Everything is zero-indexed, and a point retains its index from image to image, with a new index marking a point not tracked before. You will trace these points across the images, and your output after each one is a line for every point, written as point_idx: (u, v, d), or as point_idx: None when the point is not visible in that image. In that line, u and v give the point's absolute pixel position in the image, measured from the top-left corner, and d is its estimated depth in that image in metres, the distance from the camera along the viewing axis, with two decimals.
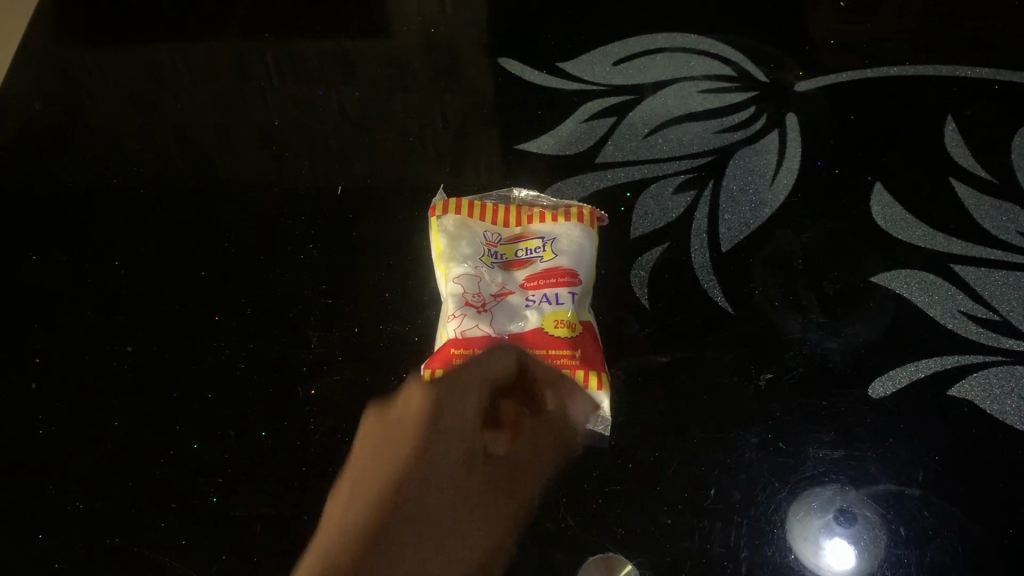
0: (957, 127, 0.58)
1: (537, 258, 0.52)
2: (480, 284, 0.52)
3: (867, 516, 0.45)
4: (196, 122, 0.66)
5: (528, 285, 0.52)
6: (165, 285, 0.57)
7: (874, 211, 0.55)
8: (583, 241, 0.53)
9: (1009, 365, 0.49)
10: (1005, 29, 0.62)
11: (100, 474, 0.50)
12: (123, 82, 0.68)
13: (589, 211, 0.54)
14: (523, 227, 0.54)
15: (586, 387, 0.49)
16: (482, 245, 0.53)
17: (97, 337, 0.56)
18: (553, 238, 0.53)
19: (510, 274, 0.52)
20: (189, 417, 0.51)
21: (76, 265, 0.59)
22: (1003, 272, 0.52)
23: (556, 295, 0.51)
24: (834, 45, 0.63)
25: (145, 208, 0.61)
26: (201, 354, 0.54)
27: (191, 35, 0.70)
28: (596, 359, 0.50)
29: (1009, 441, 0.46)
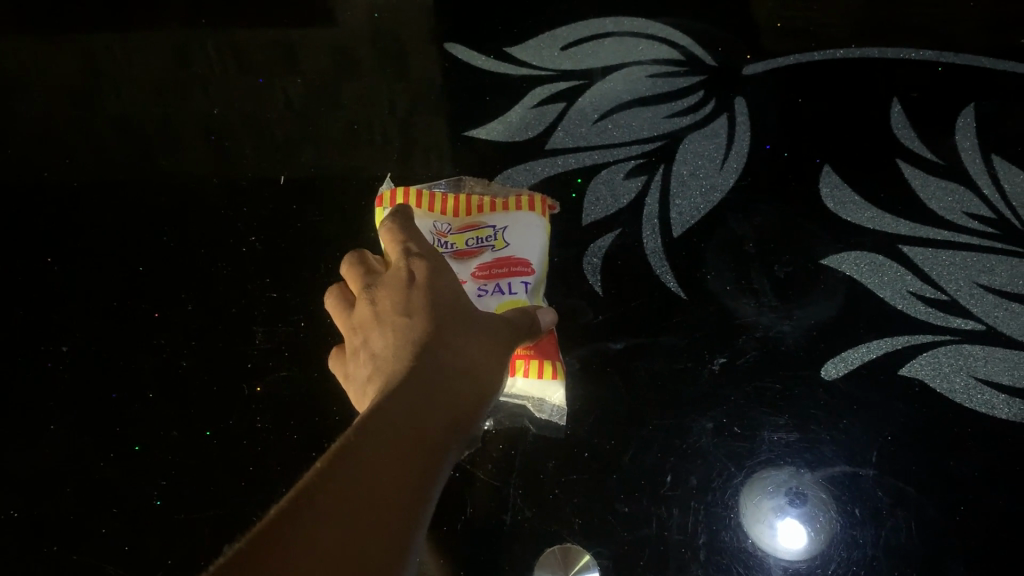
0: (902, 109, 0.58)
1: (490, 246, 0.51)
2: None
3: (822, 498, 0.45)
4: (130, 111, 0.64)
5: (480, 274, 0.50)
6: (102, 281, 0.55)
7: (823, 193, 0.55)
8: (535, 230, 0.52)
9: (957, 344, 0.49)
10: (948, 11, 0.62)
11: (38, 480, 0.48)
12: (52, 71, 0.66)
13: (540, 199, 0.53)
14: (469, 211, 0.53)
15: (540, 377, 0.47)
16: (431, 235, 0.52)
17: (32, 337, 0.54)
18: (504, 227, 0.52)
19: (459, 264, 0.51)
20: (130, 417, 0.50)
21: (6, 263, 0.57)
22: (950, 253, 0.52)
23: (508, 285, 0.50)
24: (780, 28, 0.63)
25: (81, 202, 0.59)
26: (141, 351, 0.52)
27: (122, 21, 0.68)
28: (551, 350, 0.48)
29: (958, 419, 0.47)
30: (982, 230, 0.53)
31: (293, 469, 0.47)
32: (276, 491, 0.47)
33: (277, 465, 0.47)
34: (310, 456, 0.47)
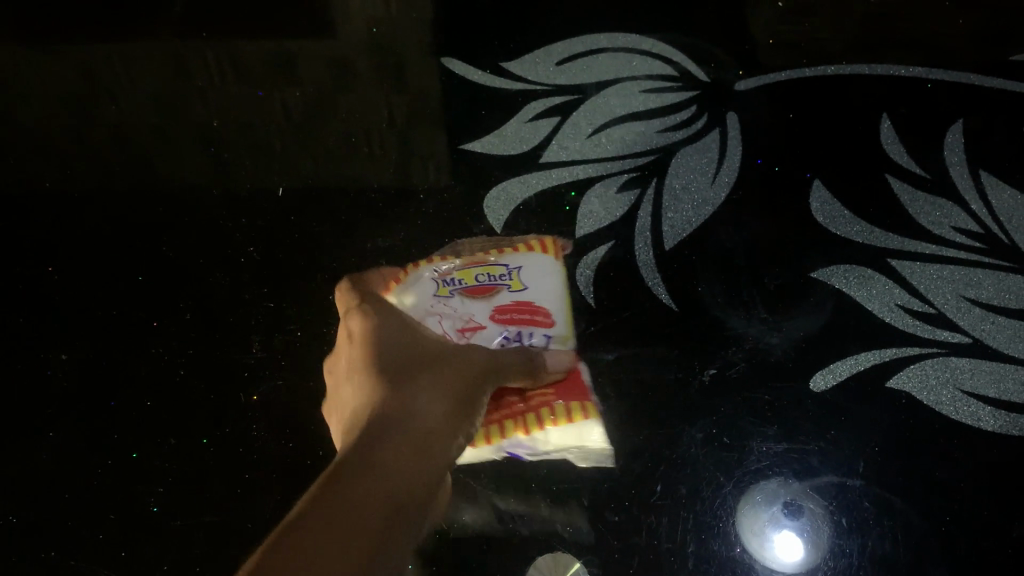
0: (892, 125, 0.59)
1: (505, 286, 0.51)
2: (440, 321, 0.50)
3: (809, 507, 0.45)
4: (129, 121, 0.65)
5: (498, 319, 0.50)
6: (101, 290, 0.56)
7: (813, 207, 0.56)
8: (550, 271, 0.51)
9: (944, 357, 0.50)
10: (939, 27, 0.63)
11: (35, 485, 0.49)
12: (52, 82, 0.67)
13: (552, 241, 0.53)
14: (483, 255, 0.52)
15: (571, 420, 0.46)
16: (438, 277, 0.51)
17: (31, 345, 0.54)
18: (518, 266, 0.51)
19: (475, 303, 0.50)
20: (128, 424, 0.51)
21: (7, 271, 0.58)
22: (938, 266, 0.53)
23: (529, 335, 0.49)
24: (773, 44, 0.64)
25: (80, 211, 0.60)
26: (139, 359, 0.53)
27: (123, 32, 0.69)
28: (577, 392, 0.47)
29: (945, 430, 0.47)
30: (969, 245, 0.54)
31: (288, 477, 0.48)
32: (270, 498, 0.47)
33: (272, 473, 0.48)
34: (305, 464, 0.48)
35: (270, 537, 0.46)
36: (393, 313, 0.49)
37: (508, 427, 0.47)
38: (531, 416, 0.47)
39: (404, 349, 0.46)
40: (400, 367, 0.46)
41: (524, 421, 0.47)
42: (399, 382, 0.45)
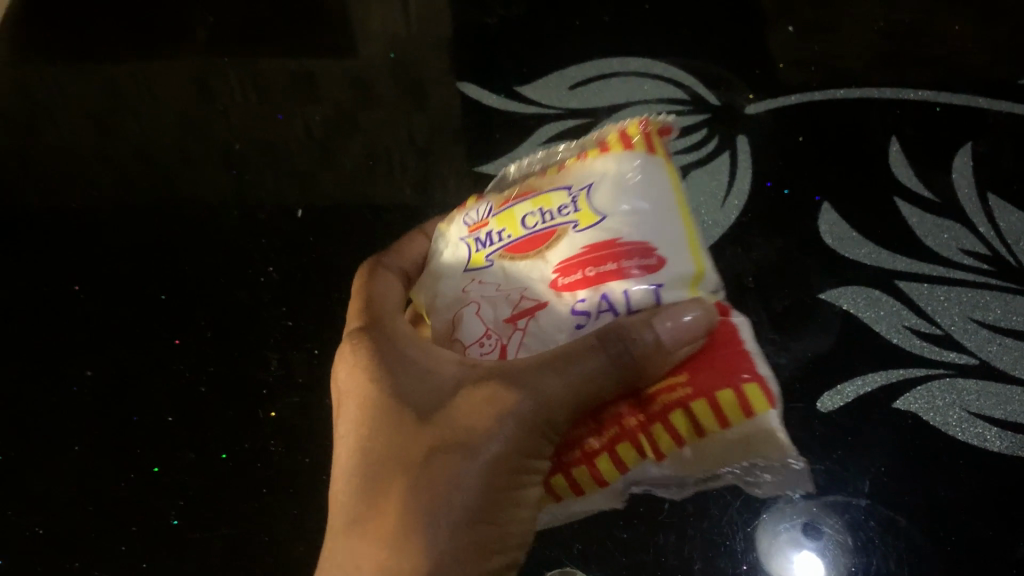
0: (901, 148, 0.59)
1: (569, 224, 0.43)
2: (479, 304, 0.43)
3: (824, 528, 0.46)
4: (153, 142, 0.66)
5: (567, 279, 0.42)
6: (125, 307, 0.58)
7: (821, 230, 0.56)
8: (628, 187, 0.43)
9: (951, 378, 0.50)
10: (949, 52, 0.64)
11: (60, 497, 0.50)
12: (79, 104, 0.69)
13: (632, 135, 0.45)
14: (537, 189, 0.46)
15: (717, 416, 0.39)
16: (484, 236, 0.45)
17: (57, 360, 0.56)
18: (586, 191, 0.44)
19: (535, 264, 0.43)
20: (149, 439, 0.52)
21: (34, 288, 0.59)
22: (945, 289, 0.54)
23: (615, 289, 0.41)
24: (784, 69, 0.65)
25: (105, 230, 0.62)
26: (160, 375, 0.54)
27: (150, 56, 0.71)
28: (718, 376, 0.39)
29: (950, 450, 0.48)
30: (977, 267, 0.54)
31: (303, 492, 0.49)
32: (286, 511, 0.48)
33: (287, 487, 0.49)
34: (320, 479, 0.49)
35: (285, 549, 0.47)
36: (388, 361, 0.43)
37: (648, 444, 0.40)
38: (673, 417, 0.40)
39: (399, 411, 0.41)
40: (392, 445, 0.40)
41: (666, 425, 0.40)
42: (396, 469, 0.39)
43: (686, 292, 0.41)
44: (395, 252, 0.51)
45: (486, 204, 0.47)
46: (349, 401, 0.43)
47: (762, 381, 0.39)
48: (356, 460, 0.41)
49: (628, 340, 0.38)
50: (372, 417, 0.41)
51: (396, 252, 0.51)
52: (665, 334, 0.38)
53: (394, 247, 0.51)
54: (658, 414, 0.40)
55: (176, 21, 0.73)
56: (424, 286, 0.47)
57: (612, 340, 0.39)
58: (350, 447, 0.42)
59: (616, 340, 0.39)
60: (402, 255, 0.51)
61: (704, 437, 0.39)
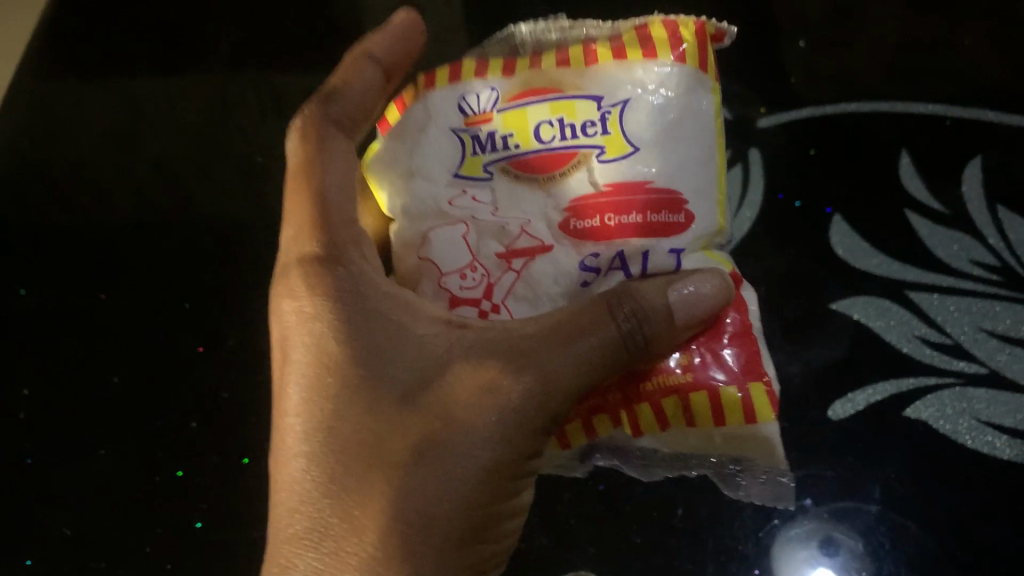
0: (911, 162, 0.59)
1: (597, 150, 0.44)
2: (472, 230, 0.45)
3: (839, 541, 0.48)
4: (168, 152, 0.66)
5: (578, 222, 0.44)
6: (150, 315, 0.59)
7: (832, 241, 0.57)
8: (666, 116, 0.44)
9: (961, 387, 0.52)
10: (972, 53, 0.62)
11: (105, 508, 0.54)
12: (94, 112, 0.68)
13: (680, 38, 0.45)
14: (557, 86, 0.45)
15: (714, 409, 0.42)
16: (488, 136, 0.45)
17: (89, 367, 0.58)
18: (622, 108, 0.44)
19: (533, 195, 0.45)
20: (177, 443, 0.55)
21: (62, 298, 0.61)
22: (955, 299, 0.54)
23: (632, 246, 0.44)
24: (804, 71, 0.63)
25: (121, 245, 0.63)
26: (186, 383, 0.56)
27: (161, 59, 0.70)
28: (720, 371, 0.43)
29: (960, 458, 0.50)
30: (987, 278, 0.55)
31: None
32: None
33: None
34: None
35: None
36: (359, 320, 0.41)
37: (639, 419, 0.43)
38: (669, 399, 0.43)
39: (382, 381, 0.40)
40: (377, 423, 0.39)
41: (660, 403, 0.43)
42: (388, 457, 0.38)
43: (700, 253, 0.45)
44: (339, 105, 0.47)
45: (489, 86, 0.46)
46: (308, 354, 0.41)
47: (766, 385, 0.43)
48: (325, 428, 0.39)
49: (647, 322, 0.40)
50: (346, 382, 0.40)
51: (340, 106, 0.47)
52: (680, 306, 0.41)
53: (338, 98, 0.47)
54: (654, 393, 0.43)
55: (173, 23, 0.71)
56: (394, 170, 0.47)
57: (621, 308, 0.40)
58: (314, 409, 0.40)
59: (639, 321, 0.40)
60: (345, 110, 0.47)
61: (694, 427, 0.43)
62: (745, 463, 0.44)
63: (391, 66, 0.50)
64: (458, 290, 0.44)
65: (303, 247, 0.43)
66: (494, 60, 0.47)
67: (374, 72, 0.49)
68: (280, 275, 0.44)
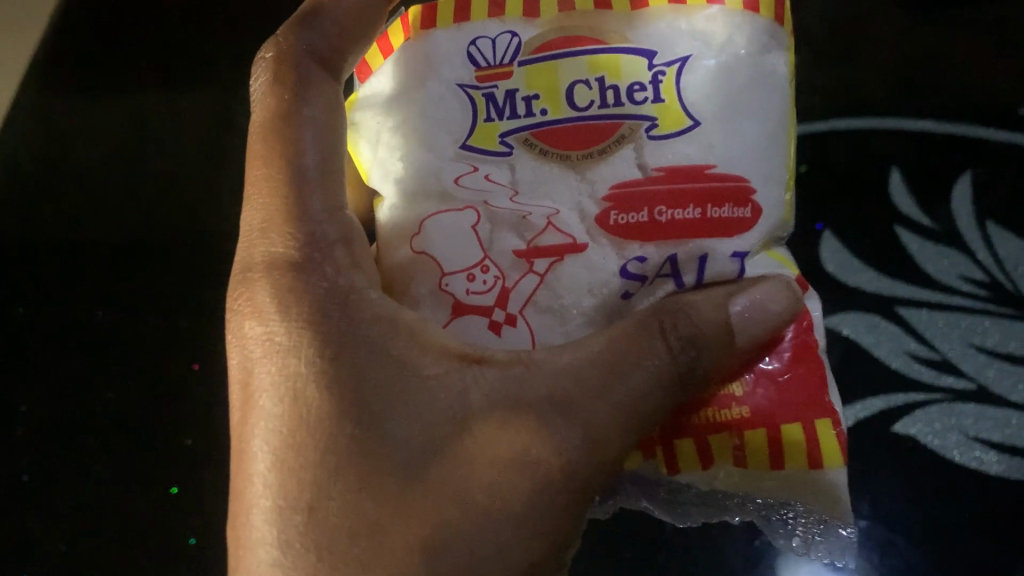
0: (902, 179, 0.59)
1: (648, 122, 0.38)
2: (483, 218, 0.39)
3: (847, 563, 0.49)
4: (163, 163, 0.66)
5: (625, 223, 0.38)
6: (147, 331, 0.60)
7: (823, 257, 0.57)
8: (732, 78, 0.39)
9: (949, 403, 0.52)
10: (971, 65, 0.62)
11: (116, 530, 0.56)
12: (89, 121, 0.68)
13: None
14: (597, 36, 0.39)
15: (773, 449, 0.38)
16: (513, 100, 0.39)
17: (88, 383, 0.59)
18: (680, 69, 0.38)
19: (562, 182, 0.39)
20: (176, 460, 0.57)
21: (61, 313, 0.62)
22: (944, 315, 0.55)
23: (687, 251, 0.38)
24: (802, 81, 0.63)
25: (117, 267, 0.63)
26: (182, 400, 0.58)
27: (154, 67, 0.70)
28: (786, 408, 0.38)
29: (947, 474, 0.50)
30: (976, 294, 0.55)
31: None
32: None
33: None
34: None
35: None
36: (346, 359, 0.35)
37: (690, 457, 0.39)
38: (725, 435, 0.38)
39: (376, 446, 0.34)
40: (371, 504, 0.34)
41: (714, 440, 0.38)
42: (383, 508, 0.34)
43: (765, 256, 0.39)
44: (319, 32, 0.41)
45: (507, 30, 0.40)
46: (280, 397, 0.36)
47: (835, 426, 0.38)
48: (304, 505, 0.34)
49: (704, 352, 0.36)
50: (331, 442, 0.34)
51: (322, 27, 0.41)
52: (743, 324, 0.36)
53: (320, 21, 0.41)
54: (701, 426, 0.38)
55: (159, 35, 0.71)
56: (387, 129, 0.41)
57: (676, 328, 0.36)
58: (286, 470, 0.35)
59: (695, 351, 0.35)
60: (330, 39, 0.41)
61: (744, 467, 0.38)
62: (798, 509, 0.39)
63: None
64: (466, 294, 0.38)
65: (272, 245, 0.38)
66: None
67: None
68: (244, 283, 0.38)
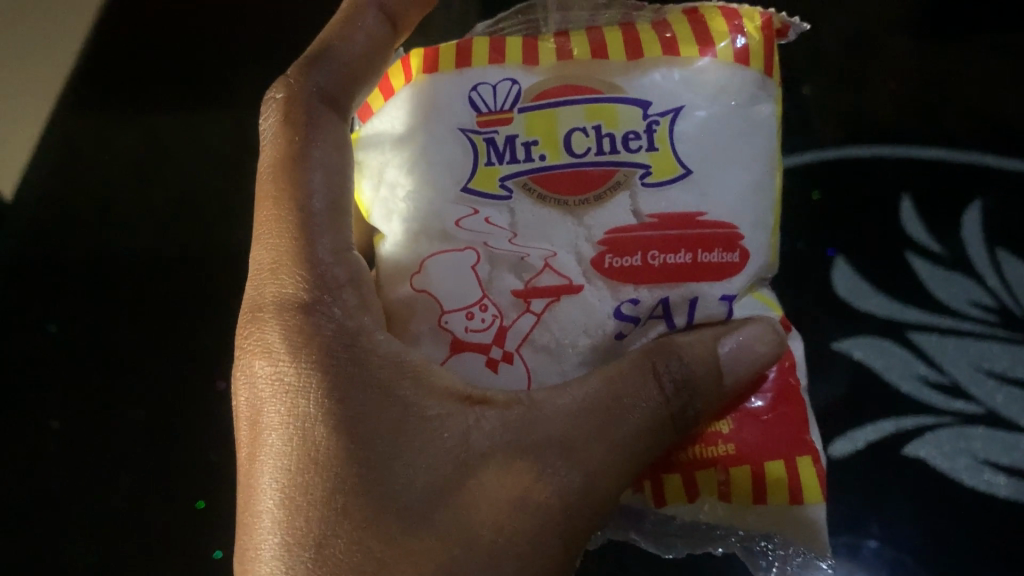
0: (912, 206, 0.60)
1: (643, 169, 0.40)
2: (483, 259, 0.40)
3: None
4: (190, 186, 0.68)
5: (619, 267, 0.40)
6: (177, 353, 0.62)
7: (835, 283, 0.58)
8: (723, 128, 0.40)
9: (959, 426, 0.53)
10: (981, 95, 0.63)
11: (142, 544, 0.57)
12: (119, 146, 0.71)
13: (751, 27, 0.41)
14: (594, 84, 0.40)
15: (759, 485, 0.39)
16: (512, 145, 0.40)
17: (119, 402, 0.61)
18: (674, 119, 0.40)
19: (559, 227, 0.40)
20: (203, 477, 0.58)
21: (92, 334, 0.64)
22: (954, 340, 0.56)
23: (677, 294, 0.40)
24: (816, 108, 0.64)
25: (145, 287, 0.65)
26: (211, 420, 0.60)
27: (183, 94, 0.72)
28: (770, 445, 0.40)
29: (956, 496, 0.51)
30: (985, 319, 0.56)
31: None
32: None
33: None
34: None
35: None
36: (354, 401, 0.36)
37: (680, 492, 0.41)
38: (713, 472, 0.40)
39: (382, 488, 0.34)
40: (375, 545, 0.33)
41: (703, 476, 0.40)
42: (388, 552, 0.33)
43: (750, 298, 0.41)
44: (326, 72, 0.42)
45: (508, 77, 0.41)
46: (290, 437, 0.36)
47: (815, 462, 0.40)
48: (311, 543, 0.34)
49: (696, 394, 0.38)
50: (340, 482, 0.34)
51: (331, 68, 0.42)
52: (729, 364, 0.38)
53: (329, 61, 0.42)
54: (688, 461, 0.40)
55: (188, 62, 0.73)
56: (387, 168, 0.42)
57: (668, 371, 0.37)
58: (293, 508, 0.35)
59: (687, 392, 0.37)
60: (336, 80, 0.42)
61: (727, 502, 0.40)
62: (777, 541, 0.42)
63: (397, 22, 0.44)
64: (465, 332, 0.39)
65: (283, 285, 0.38)
66: (516, 42, 0.42)
67: (379, 23, 0.44)
68: (254, 322, 0.38)
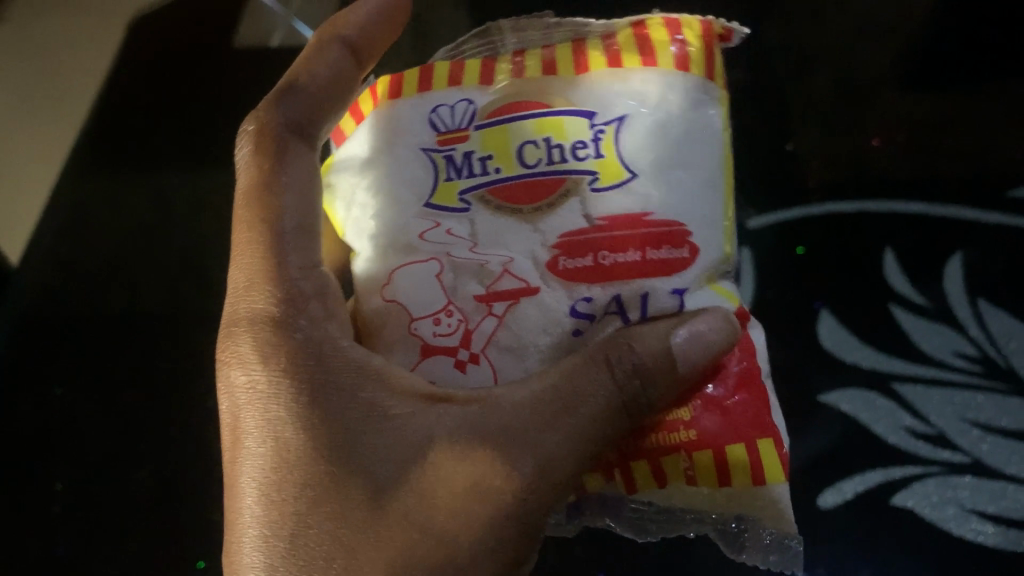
0: (894, 258, 0.61)
1: (590, 176, 0.42)
2: (446, 268, 0.41)
3: None
4: (188, 244, 0.69)
5: (570, 267, 0.41)
6: (173, 411, 0.62)
7: (821, 335, 0.59)
8: (667, 129, 0.43)
9: (945, 475, 0.54)
10: (963, 147, 0.64)
11: None
12: (118, 208, 0.71)
13: (687, 32, 0.45)
14: (545, 100, 0.44)
15: (722, 468, 0.41)
16: (467, 160, 0.43)
17: (115, 461, 0.62)
18: (617, 127, 0.43)
19: (517, 230, 0.42)
20: (199, 532, 0.58)
21: (88, 395, 0.64)
22: (939, 390, 0.56)
23: (630, 290, 0.41)
24: (803, 163, 0.65)
25: (145, 339, 0.66)
26: (207, 476, 0.60)
27: (178, 154, 0.72)
28: (732, 429, 0.41)
29: (946, 545, 0.52)
30: (969, 369, 0.57)
31: None
32: None
33: None
34: None
35: None
36: (319, 404, 0.38)
37: (647, 476, 0.42)
38: (677, 456, 0.42)
39: (357, 488, 0.36)
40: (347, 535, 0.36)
41: (668, 461, 0.42)
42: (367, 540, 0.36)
43: (708, 290, 0.42)
44: (297, 104, 0.44)
45: (464, 99, 0.45)
46: (264, 441, 0.38)
47: (777, 446, 0.41)
48: (292, 541, 0.36)
49: (648, 382, 0.38)
50: (314, 482, 0.36)
51: (301, 98, 0.44)
52: (682, 353, 0.38)
53: (298, 95, 0.44)
54: (655, 449, 0.42)
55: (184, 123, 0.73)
56: (357, 190, 0.45)
57: (620, 361, 0.38)
58: (274, 508, 0.37)
59: (640, 381, 0.38)
60: (302, 111, 0.44)
61: (695, 486, 0.42)
62: (750, 521, 0.43)
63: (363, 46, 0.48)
64: (432, 338, 0.41)
65: (254, 300, 0.40)
66: (473, 66, 0.46)
67: (346, 50, 0.47)
68: (229, 335, 0.40)
